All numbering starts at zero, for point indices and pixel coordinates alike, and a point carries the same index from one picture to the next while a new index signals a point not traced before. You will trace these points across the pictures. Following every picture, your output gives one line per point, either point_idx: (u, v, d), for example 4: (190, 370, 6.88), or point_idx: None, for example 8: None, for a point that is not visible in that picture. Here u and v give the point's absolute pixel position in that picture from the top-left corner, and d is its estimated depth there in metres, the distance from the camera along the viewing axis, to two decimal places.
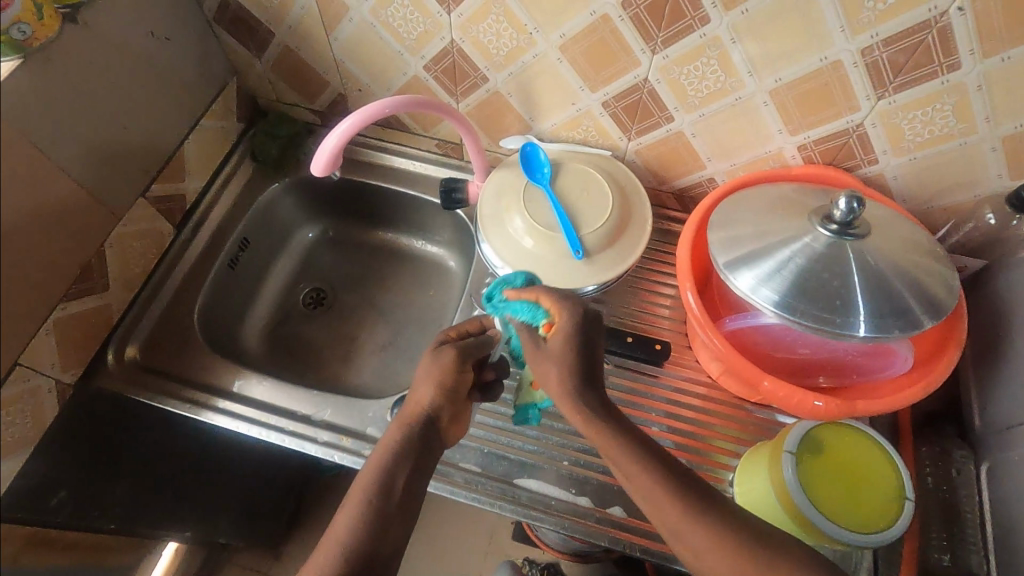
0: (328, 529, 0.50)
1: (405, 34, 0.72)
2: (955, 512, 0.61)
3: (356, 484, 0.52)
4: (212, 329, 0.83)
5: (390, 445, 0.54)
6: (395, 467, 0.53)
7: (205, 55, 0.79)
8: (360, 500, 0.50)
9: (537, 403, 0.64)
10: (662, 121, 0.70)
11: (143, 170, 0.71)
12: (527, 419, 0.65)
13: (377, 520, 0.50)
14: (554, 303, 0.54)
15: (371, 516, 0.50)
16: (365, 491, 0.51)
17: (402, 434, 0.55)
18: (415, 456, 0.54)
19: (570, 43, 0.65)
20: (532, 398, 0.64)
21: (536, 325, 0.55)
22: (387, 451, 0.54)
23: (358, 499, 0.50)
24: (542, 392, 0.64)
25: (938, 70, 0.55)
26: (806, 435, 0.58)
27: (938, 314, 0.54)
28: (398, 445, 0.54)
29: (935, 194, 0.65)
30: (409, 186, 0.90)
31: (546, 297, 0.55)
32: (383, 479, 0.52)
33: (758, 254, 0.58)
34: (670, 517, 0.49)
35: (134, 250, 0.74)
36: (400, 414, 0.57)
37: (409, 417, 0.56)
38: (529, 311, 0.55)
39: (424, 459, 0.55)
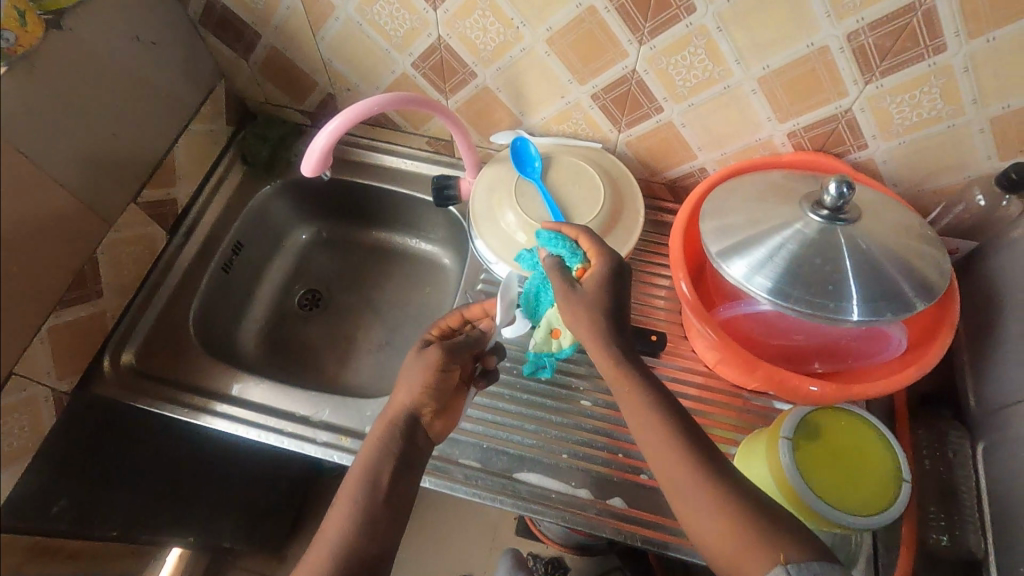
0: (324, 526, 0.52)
1: (392, 32, 0.72)
2: (953, 492, 0.62)
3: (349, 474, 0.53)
4: (208, 333, 0.83)
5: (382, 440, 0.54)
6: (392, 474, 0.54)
7: (192, 58, 0.79)
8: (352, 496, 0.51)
9: (552, 351, 0.70)
10: (652, 112, 0.70)
11: (133, 174, 0.71)
12: (537, 368, 0.71)
13: (379, 519, 0.51)
14: (593, 248, 0.59)
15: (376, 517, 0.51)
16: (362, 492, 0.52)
17: None
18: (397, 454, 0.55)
19: (557, 36, 0.65)
20: (549, 346, 0.69)
21: (571, 265, 0.60)
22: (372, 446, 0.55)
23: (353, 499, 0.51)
24: (559, 342, 0.69)
25: (924, 53, 0.55)
26: (803, 421, 0.58)
27: (930, 296, 0.54)
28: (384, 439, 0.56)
29: (925, 177, 0.65)
30: (401, 184, 0.90)
31: (587, 241, 0.60)
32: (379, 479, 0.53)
33: (751, 241, 0.58)
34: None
35: (126, 256, 0.74)
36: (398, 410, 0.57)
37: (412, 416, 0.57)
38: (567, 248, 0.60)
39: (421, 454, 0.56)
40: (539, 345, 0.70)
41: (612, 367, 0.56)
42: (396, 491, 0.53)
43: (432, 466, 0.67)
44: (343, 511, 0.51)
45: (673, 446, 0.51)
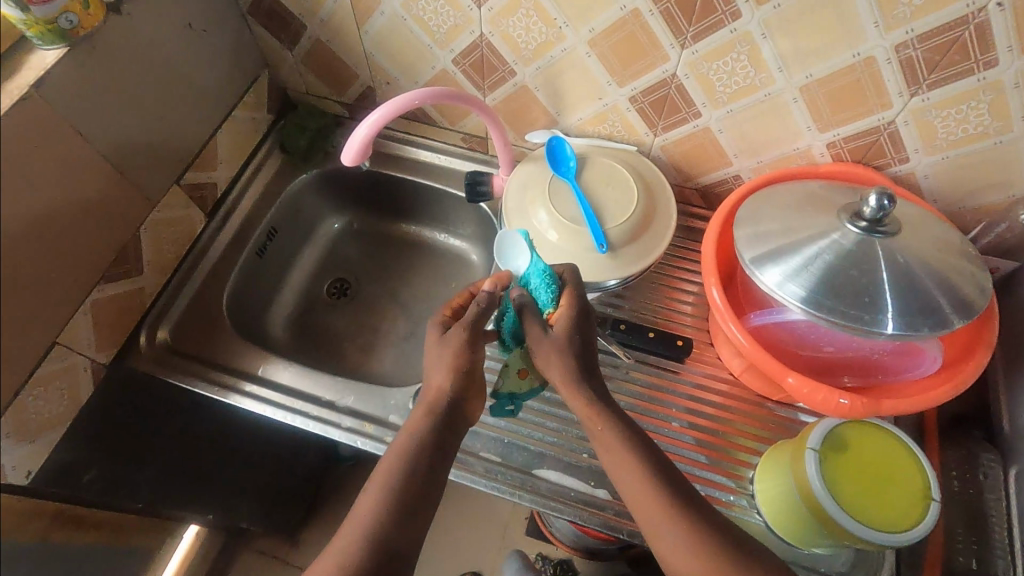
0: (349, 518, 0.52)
1: (435, 28, 0.72)
2: (982, 516, 0.59)
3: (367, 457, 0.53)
4: (239, 316, 0.85)
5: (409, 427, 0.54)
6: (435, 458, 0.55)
7: (239, 48, 0.80)
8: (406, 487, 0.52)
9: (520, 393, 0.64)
10: (690, 117, 0.70)
11: (177, 156, 0.73)
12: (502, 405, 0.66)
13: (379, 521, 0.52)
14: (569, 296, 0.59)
15: (413, 513, 0.51)
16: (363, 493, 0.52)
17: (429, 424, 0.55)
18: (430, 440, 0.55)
19: (600, 37, 0.65)
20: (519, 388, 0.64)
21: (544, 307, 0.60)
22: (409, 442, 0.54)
23: (376, 495, 0.51)
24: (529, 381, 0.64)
25: (975, 67, 0.54)
26: (830, 434, 0.57)
27: (969, 313, 0.53)
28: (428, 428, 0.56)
29: (967, 194, 0.64)
30: (434, 179, 0.91)
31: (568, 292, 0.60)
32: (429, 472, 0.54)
33: (785, 249, 0.57)
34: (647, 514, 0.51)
35: (167, 236, 0.76)
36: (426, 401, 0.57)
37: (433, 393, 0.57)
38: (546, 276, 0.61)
39: (445, 445, 0.56)
40: (508, 386, 0.64)
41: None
42: (419, 485, 0.53)
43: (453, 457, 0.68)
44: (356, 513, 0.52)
45: (651, 463, 0.53)
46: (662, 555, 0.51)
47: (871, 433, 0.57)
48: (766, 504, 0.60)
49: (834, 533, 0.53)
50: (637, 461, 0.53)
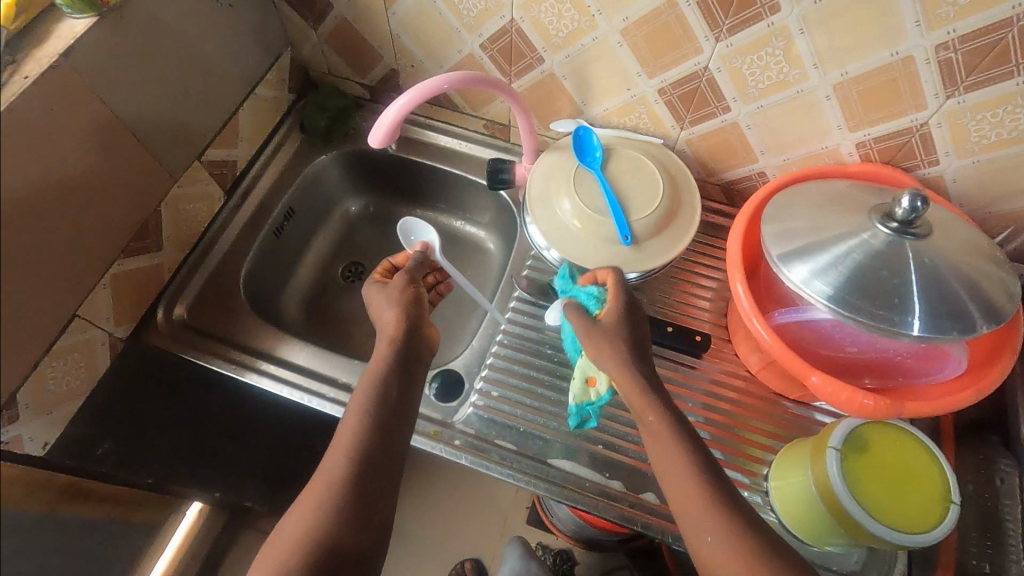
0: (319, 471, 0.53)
1: (464, 11, 0.71)
2: (997, 520, 0.60)
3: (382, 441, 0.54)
4: (255, 295, 0.85)
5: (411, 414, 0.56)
6: (405, 425, 0.58)
7: (263, 24, 0.79)
8: (381, 451, 0.54)
9: (594, 401, 0.65)
10: (718, 111, 0.69)
11: (201, 132, 0.73)
12: (582, 421, 0.66)
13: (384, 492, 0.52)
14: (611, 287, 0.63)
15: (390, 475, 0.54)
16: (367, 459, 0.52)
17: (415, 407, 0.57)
18: (392, 404, 0.57)
19: (633, 27, 0.65)
20: (588, 396, 0.65)
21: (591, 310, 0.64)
22: (371, 399, 0.56)
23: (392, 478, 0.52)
24: (597, 389, 0.65)
25: (1014, 71, 0.53)
26: (852, 433, 0.57)
27: (996, 319, 0.53)
28: (404, 402, 0.59)
29: (996, 199, 0.64)
30: (454, 165, 0.91)
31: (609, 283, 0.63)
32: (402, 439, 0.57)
33: (814, 247, 0.57)
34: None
35: (187, 213, 0.76)
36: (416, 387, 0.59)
37: (397, 363, 0.60)
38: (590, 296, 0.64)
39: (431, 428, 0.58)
40: (577, 396, 0.65)
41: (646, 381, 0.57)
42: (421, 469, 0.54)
43: (469, 443, 0.68)
44: (356, 468, 0.52)
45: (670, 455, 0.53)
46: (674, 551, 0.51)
47: (899, 436, 0.57)
48: (779, 500, 0.61)
49: (852, 531, 0.53)
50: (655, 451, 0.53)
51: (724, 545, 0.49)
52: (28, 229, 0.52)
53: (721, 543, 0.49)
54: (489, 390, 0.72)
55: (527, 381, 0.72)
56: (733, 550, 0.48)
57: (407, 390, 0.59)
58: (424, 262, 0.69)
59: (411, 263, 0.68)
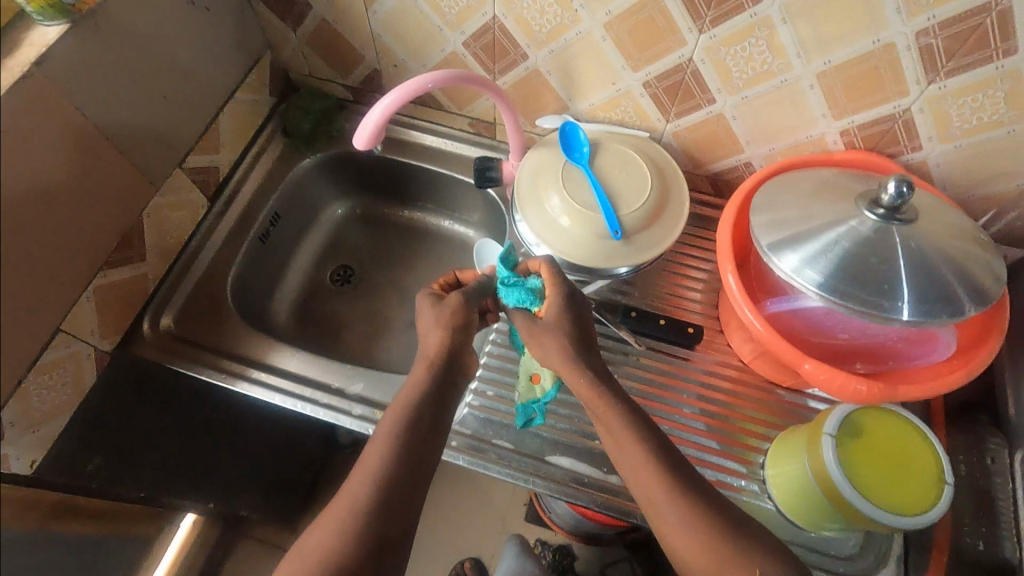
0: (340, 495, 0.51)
1: (446, 9, 0.71)
2: (989, 499, 0.61)
3: (382, 445, 0.53)
4: (243, 302, 0.83)
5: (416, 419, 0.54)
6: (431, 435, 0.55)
7: (241, 27, 0.78)
8: (407, 479, 0.52)
9: (539, 397, 0.67)
10: (704, 103, 0.69)
11: (182, 138, 0.71)
12: (530, 419, 0.67)
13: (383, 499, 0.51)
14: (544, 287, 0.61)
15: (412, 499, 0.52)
16: (364, 466, 0.52)
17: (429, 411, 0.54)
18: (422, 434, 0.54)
19: (616, 20, 0.65)
20: (535, 393, 0.67)
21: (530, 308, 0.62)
22: (401, 429, 0.54)
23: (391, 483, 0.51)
24: (542, 385, 0.67)
25: (994, 55, 0.54)
26: (846, 419, 0.57)
27: (984, 301, 0.54)
28: (436, 429, 0.56)
29: (978, 183, 0.65)
30: (440, 164, 0.90)
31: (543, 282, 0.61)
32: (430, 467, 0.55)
33: (803, 235, 0.58)
34: (653, 489, 0.51)
35: (170, 221, 0.75)
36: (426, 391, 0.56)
37: (431, 392, 0.56)
38: (525, 293, 0.61)
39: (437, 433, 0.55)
40: (523, 394, 0.67)
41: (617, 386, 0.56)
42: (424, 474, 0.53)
43: (466, 444, 0.68)
44: (356, 475, 0.51)
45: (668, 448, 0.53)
46: (674, 544, 0.51)
47: (892, 419, 0.57)
48: (772, 479, 0.62)
49: (849, 516, 0.54)
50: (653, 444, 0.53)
51: (723, 537, 0.49)
52: (9, 243, 0.51)
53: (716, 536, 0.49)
54: (484, 389, 0.71)
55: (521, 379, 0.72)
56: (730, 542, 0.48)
57: (441, 414, 0.56)
58: (492, 283, 0.65)
59: (477, 283, 0.64)
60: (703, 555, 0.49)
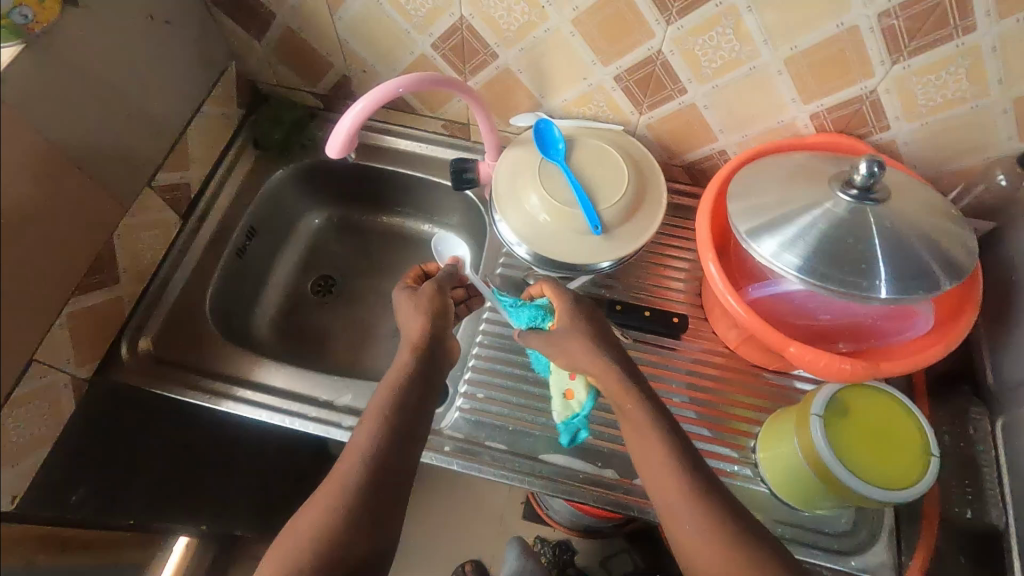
0: (319, 496, 0.51)
1: (412, 11, 0.70)
2: (975, 465, 0.62)
3: (359, 458, 0.51)
4: (224, 319, 0.82)
5: (380, 428, 0.53)
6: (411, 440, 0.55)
7: (204, 39, 0.76)
8: (388, 481, 0.51)
9: (579, 412, 0.63)
10: (675, 94, 0.70)
11: (149, 157, 0.70)
12: (575, 435, 0.64)
13: (378, 510, 0.50)
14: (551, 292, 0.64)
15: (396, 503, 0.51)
16: (354, 479, 0.50)
17: (390, 421, 0.54)
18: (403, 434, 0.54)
19: (584, 16, 0.64)
20: (572, 408, 0.64)
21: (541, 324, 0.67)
22: (375, 436, 0.53)
23: (371, 494, 0.50)
24: (578, 398, 0.63)
25: (954, 33, 0.55)
26: (832, 398, 0.58)
27: (958, 274, 0.55)
28: (415, 432, 0.56)
29: (946, 159, 0.66)
30: (416, 169, 0.89)
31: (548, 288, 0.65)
32: (411, 469, 0.54)
33: (781, 220, 0.58)
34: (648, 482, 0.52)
35: (142, 241, 0.73)
36: (391, 398, 0.56)
37: (400, 396, 0.56)
38: (535, 312, 0.67)
39: (411, 438, 0.55)
40: (562, 412, 0.65)
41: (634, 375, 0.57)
42: (401, 481, 0.52)
43: (459, 448, 0.68)
44: (336, 488, 0.50)
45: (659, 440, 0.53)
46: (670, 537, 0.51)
47: (876, 396, 0.58)
48: (765, 454, 0.63)
49: (842, 494, 0.55)
50: (644, 437, 0.53)
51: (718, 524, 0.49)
52: None
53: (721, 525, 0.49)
54: (474, 392, 0.71)
55: (511, 379, 0.72)
56: (729, 531, 0.48)
57: (414, 418, 0.56)
58: (454, 273, 0.70)
59: (441, 274, 0.69)
60: (706, 546, 0.48)
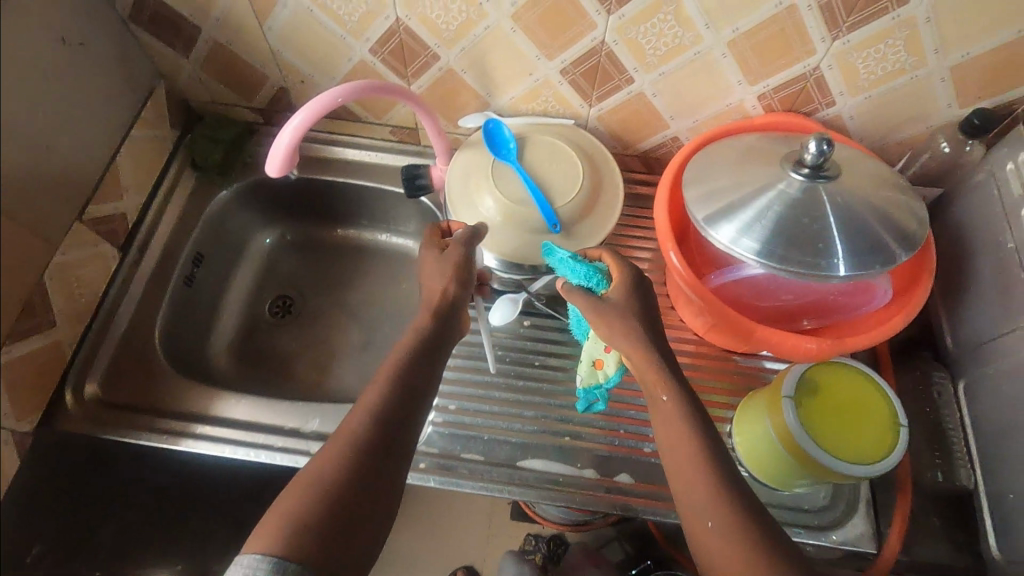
0: (311, 464, 0.48)
1: (346, 17, 0.67)
2: (942, 430, 0.63)
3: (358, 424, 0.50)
4: (176, 353, 0.78)
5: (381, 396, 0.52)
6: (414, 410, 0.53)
7: (126, 60, 0.72)
8: (378, 452, 0.49)
9: (602, 383, 0.64)
10: (623, 83, 0.69)
11: (77, 190, 0.65)
12: (591, 403, 0.65)
13: (370, 482, 0.48)
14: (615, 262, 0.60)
15: (390, 478, 0.49)
16: (348, 444, 0.48)
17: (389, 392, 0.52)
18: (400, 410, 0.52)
19: (523, 10, 0.63)
20: (597, 378, 0.64)
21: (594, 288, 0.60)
22: (379, 402, 0.51)
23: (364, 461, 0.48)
24: (605, 370, 0.64)
25: (889, 6, 0.55)
26: (800, 378, 0.58)
27: (911, 245, 0.56)
28: (416, 410, 0.53)
29: (890, 130, 0.67)
30: (366, 178, 0.86)
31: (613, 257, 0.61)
32: (409, 446, 0.52)
33: (737, 204, 0.58)
34: None
35: (77, 279, 0.68)
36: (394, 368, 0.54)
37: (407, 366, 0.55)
38: (593, 270, 0.60)
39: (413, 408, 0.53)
40: (585, 379, 0.65)
41: (662, 358, 0.55)
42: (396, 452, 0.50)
43: (435, 464, 0.66)
44: (331, 451, 0.48)
45: None
46: None
47: (842, 371, 0.59)
48: (739, 433, 0.63)
49: (817, 472, 0.55)
50: None
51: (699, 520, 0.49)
52: None
53: (716, 506, 0.48)
54: (446, 404, 0.69)
55: (484, 387, 0.70)
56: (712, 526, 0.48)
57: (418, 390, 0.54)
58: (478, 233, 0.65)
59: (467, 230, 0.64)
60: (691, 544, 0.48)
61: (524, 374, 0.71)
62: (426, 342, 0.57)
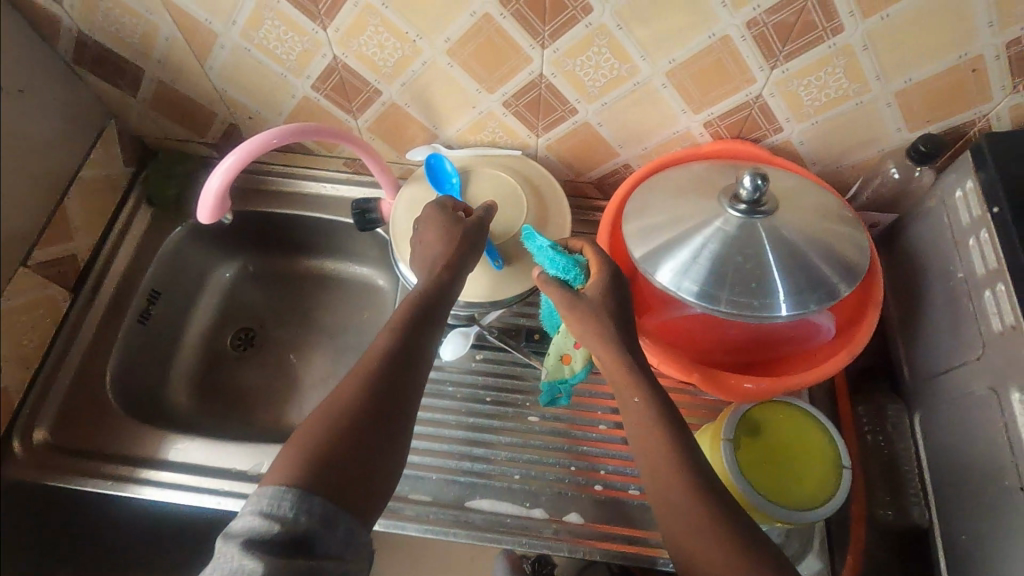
0: (328, 398, 0.48)
1: (284, 55, 0.66)
2: (895, 468, 0.62)
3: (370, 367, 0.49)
4: (130, 392, 0.78)
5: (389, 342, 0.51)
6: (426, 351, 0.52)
7: (72, 103, 0.72)
8: (396, 391, 0.49)
9: (567, 378, 0.65)
10: (567, 114, 0.68)
11: (20, 237, 0.65)
12: (554, 397, 0.67)
13: (388, 418, 0.48)
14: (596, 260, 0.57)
15: (406, 415, 0.49)
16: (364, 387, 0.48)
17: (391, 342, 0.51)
18: (415, 344, 0.52)
19: (457, 46, 0.62)
20: (563, 372, 0.65)
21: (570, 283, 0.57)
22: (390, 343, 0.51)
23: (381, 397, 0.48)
24: (572, 366, 0.64)
25: (824, 35, 0.54)
26: (741, 419, 0.57)
27: (854, 278, 0.54)
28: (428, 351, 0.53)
29: (839, 155, 0.66)
30: (323, 211, 0.86)
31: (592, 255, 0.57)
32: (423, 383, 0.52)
33: (674, 242, 0.56)
34: None
35: (24, 325, 0.68)
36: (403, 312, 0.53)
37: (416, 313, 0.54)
38: (572, 263, 0.57)
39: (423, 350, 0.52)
40: (551, 373, 0.65)
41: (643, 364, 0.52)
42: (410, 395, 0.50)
43: None
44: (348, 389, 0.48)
45: None
46: None
47: (785, 412, 0.57)
48: None
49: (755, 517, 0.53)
50: None
51: None
52: None
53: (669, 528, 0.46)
54: None
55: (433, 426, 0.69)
56: None
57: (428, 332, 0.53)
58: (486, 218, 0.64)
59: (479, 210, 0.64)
60: None
61: (475, 411, 0.70)
62: (430, 291, 0.56)
